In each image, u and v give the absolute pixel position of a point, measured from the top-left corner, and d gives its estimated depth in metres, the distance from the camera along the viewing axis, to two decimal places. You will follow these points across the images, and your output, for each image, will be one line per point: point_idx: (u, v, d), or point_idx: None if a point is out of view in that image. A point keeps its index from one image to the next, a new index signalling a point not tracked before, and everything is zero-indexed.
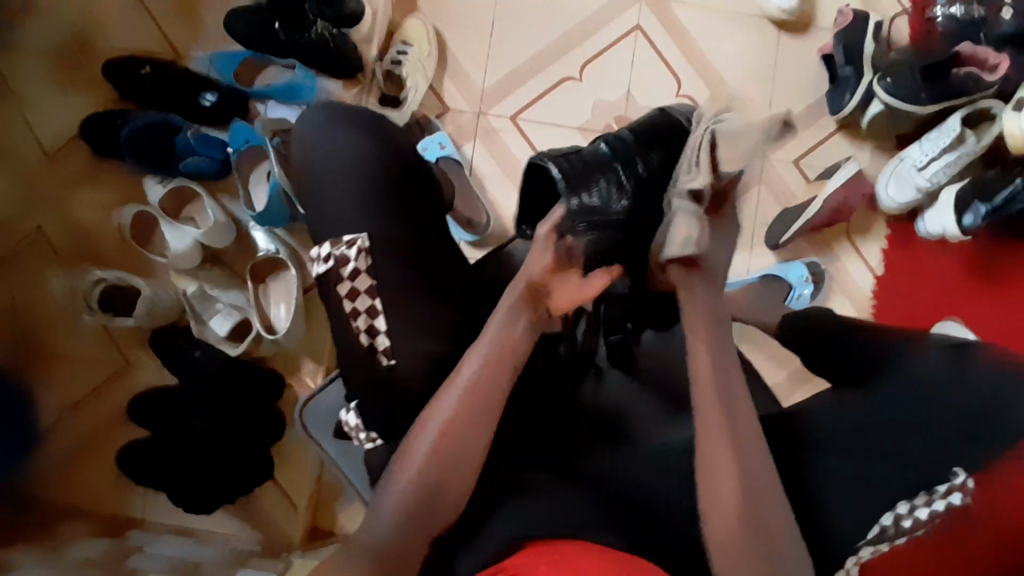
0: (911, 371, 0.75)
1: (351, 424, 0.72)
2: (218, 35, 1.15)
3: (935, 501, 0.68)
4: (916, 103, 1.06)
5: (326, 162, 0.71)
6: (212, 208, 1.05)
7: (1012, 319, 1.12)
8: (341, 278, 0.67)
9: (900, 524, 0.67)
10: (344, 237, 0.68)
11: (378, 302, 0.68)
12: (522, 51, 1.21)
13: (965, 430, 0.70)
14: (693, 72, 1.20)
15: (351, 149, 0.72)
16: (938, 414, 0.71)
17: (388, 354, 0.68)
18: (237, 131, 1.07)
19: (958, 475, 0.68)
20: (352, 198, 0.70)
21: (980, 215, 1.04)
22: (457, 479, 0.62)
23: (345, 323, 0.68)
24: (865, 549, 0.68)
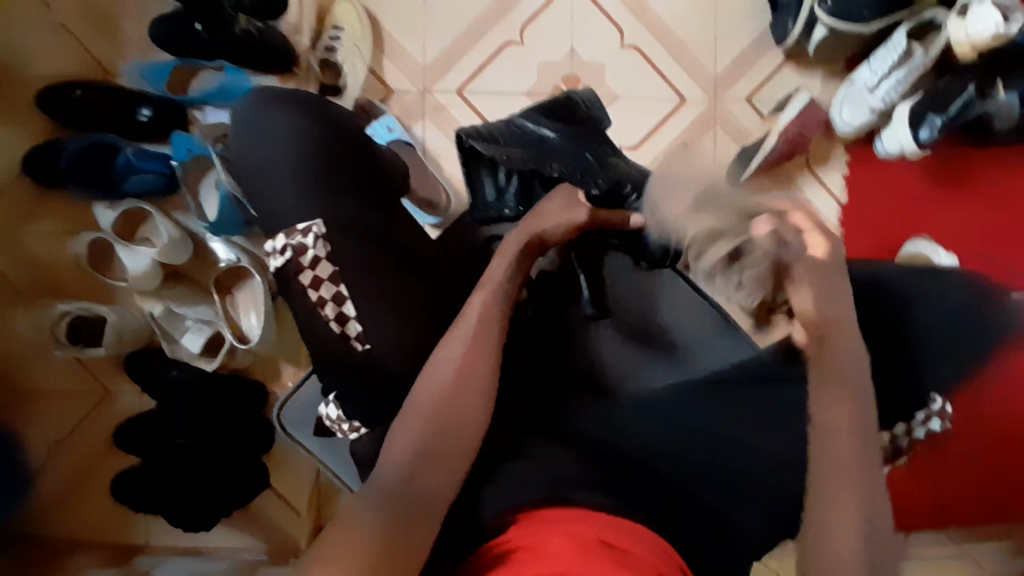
0: (894, 291, 0.75)
1: (333, 416, 0.73)
2: (144, 45, 1.11)
3: (916, 429, 0.74)
4: (860, 22, 1.04)
5: (266, 152, 0.70)
6: (163, 224, 1.03)
7: (980, 224, 1.13)
8: (302, 268, 0.67)
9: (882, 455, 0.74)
10: (299, 225, 0.68)
11: (342, 287, 0.67)
12: (459, 20, 1.17)
13: (939, 346, 0.75)
14: (634, 19, 1.18)
15: (284, 129, 0.71)
16: (925, 333, 0.75)
17: (361, 339, 0.67)
18: (178, 142, 1.04)
19: (936, 402, 0.74)
20: (292, 181, 0.69)
21: (936, 128, 1.03)
22: (465, 428, 0.61)
23: (312, 314, 0.68)
24: None
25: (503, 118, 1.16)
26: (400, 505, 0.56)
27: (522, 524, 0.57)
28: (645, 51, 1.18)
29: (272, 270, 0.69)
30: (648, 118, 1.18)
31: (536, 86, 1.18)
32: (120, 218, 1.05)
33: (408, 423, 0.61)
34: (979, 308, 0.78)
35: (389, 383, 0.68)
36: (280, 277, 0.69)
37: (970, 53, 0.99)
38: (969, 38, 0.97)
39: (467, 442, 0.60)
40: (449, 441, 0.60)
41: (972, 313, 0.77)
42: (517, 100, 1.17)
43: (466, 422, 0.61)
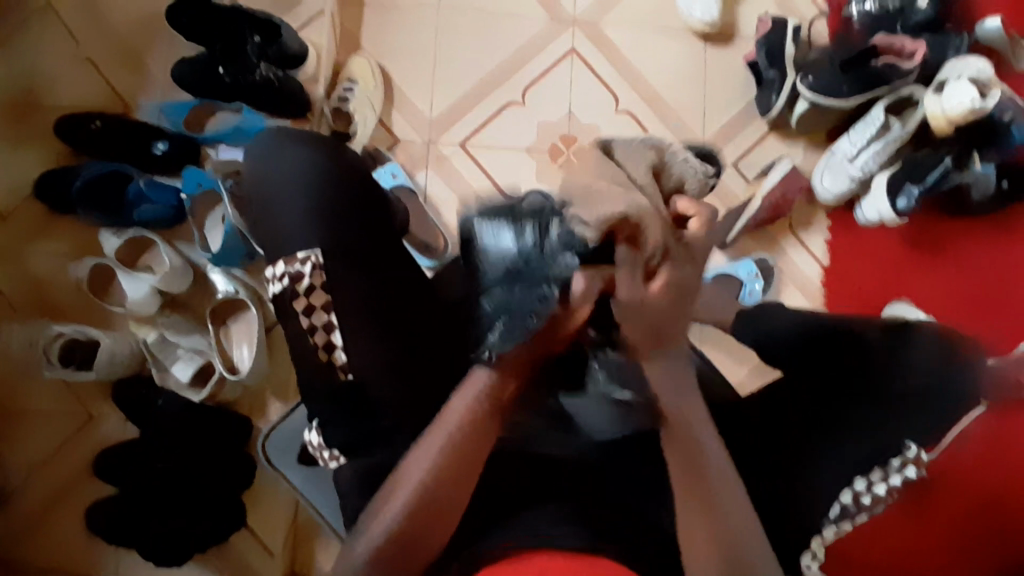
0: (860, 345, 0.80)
1: (314, 442, 0.72)
2: (166, 85, 1.17)
3: (891, 476, 0.72)
4: (839, 95, 1.13)
5: (279, 175, 0.73)
6: (166, 252, 1.06)
7: (960, 295, 1.17)
8: (297, 295, 0.68)
9: (859, 501, 0.72)
10: (298, 254, 0.69)
11: (334, 317, 0.69)
12: (466, 79, 1.25)
13: (915, 392, 0.75)
14: (628, 87, 1.26)
15: (297, 166, 0.73)
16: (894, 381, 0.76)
17: (345, 369, 0.69)
18: (189, 175, 1.07)
19: (910, 448, 0.72)
20: (302, 210, 0.71)
21: (912, 198, 1.11)
22: (440, 528, 0.60)
23: (301, 339, 0.69)
24: (829, 528, 0.72)
25: (502, 172, 1.23)
26: (389, 563, 0.58)
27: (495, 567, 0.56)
28: (639, 116, 1.26)
29: (268, 293, 0.70)
30: None
31: (535, 144, 1.24)
32: (125, 246, 1.09)
33: (383, 509, 0.59)
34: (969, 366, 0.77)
35: (377, 407, 0.69)
36: (277, 302, 0.70)
37: (946, 127, 1.07)
38: (944, 113, 1.06)
39: (448, 502, 0.59)
40: (426, 524, 0.59)
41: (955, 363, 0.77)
42: (517, 154, 1.24)
43: (451, 492, 0.59)
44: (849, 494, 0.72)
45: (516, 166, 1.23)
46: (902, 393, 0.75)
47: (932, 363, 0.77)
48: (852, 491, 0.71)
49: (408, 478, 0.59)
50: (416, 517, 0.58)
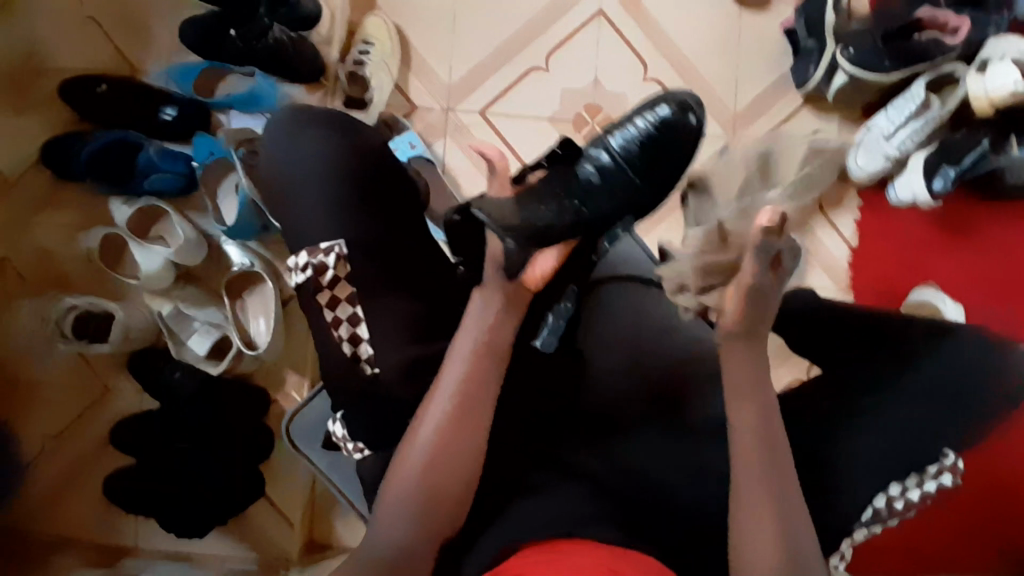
0: (891, 343, 0.75)
1: (339, 434, 0.73)
2: (172, 45, 1.11)
3: (927, 482, 0.69)
4: (880, 70, 1.08)
5: (292, 169, 0.70)
6: (180, 224, 1.02)
7: (996, 284, 1.13)
8: (320, 288, 0.67)
9: (892, 505, 0.69)
10: (321, 245, 0.68)
11: (358, 309, 0.68)
12: (487, 43, 1.19)
13: (950, 396, 0.72)
14: (657, 53, 1.20)
15: (314, 155, 0.70)
16: (930, 382, 0.73)
17: (371, 362, 0.68)
18: (200, 144, 1.05)
19: (947, 455, 0.70)
20: (323, 203, 0.69)
21: (949, 179, 1.06)
22: (449, 495, 0.60)
23: (326, 332, 0.68)
24: (860, 531, 0.70)
25: (523, 144, 1.18)
26: (407, 535, 0.59)
27: (523, 555, 0.55)
28: (668, 86, 1.20)
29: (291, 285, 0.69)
30: None
31: (557, 113, 1.19)
32: (135, 215, 1.05)
33: (397, 477, 0.60)
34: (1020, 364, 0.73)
35: (402, 402, 0.68)
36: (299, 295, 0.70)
37: (987, 108, 1.02)
38: (987, 94, 1.00)
39: (460, 473, 0.61)
40: (447, 496, 0.60)
41: (997, 363, 0.73)
42: (539, 125, 1.19)
43: (463, 460, 0.61)
44: (882, 499, 0.69)
45: (538, 138, 1.19)
46: (938, 398, 0.72)
47: (978, 364, 0.73)
48: (887, 498, 0.69)
49: (416, 441, 0.61)
50: (431, 483, 0.60)
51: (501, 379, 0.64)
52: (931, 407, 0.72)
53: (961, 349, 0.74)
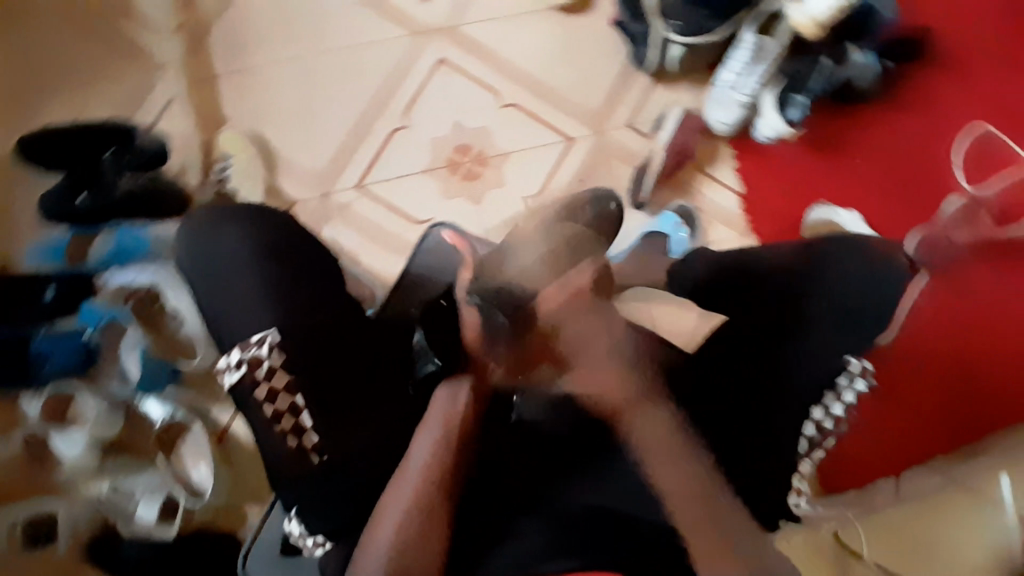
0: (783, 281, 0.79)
1: (297, 533, 0.70)
2: (31, 223, 1.10)
3: (843, 394, 0.74)
4: (708, 32, 1.14)
5: (221, 271, 0.74)
6: (88, 398, 1.02)
7: (874, 193, 1.26)
8: (257, 382, 0.68)
9: (822, 426, 0.74)
10: (252, 338, 0.69)
11: (298, 398, 0.69)
12: (342, 120, 1.20)
13: (840, 308, 0.77)
14: (506, 79, 1.24)
15: (238, 250, 0.75)
16: (820, 302, 0.77)
17: (318, 450, 0.68)
18: (87, 312, 1.02)
19: (852, 363, 0.74)
20: (256, 287, 0.73)
21: (801, 106, 1.16)
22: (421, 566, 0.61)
23: (270, 428, 0.68)
24: (806, 464, 0.73)
25: (408, 202, 1.20)
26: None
27: None
28: (528, 106, 1.24)
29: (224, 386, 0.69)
30: (544, 166, 1.23)
31: (431, 164, 1.21)
32: (46, 406, 1.02)
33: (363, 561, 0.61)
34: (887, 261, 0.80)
35: (351, 499, 0.69)
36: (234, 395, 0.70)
37: (817, 31, 1.09)
38: (810, 18, 1.07)
39: (436, 534, 0.63)
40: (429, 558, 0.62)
41: (868, 268, 0.79)
42: (416, 179, 1.21)
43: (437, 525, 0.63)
44: (811, 425, 0.73)
45: (420, 192, 1.20)
46: (832, 315, 0.77)
47: (856, 269, 0.79)
48: (815, 424, 0.73)
49: (382, 525, 0.63)
50: (408, 554, 0.61)
51: (466, 454, 0.68)
52: (824, 326, 0.76)
53: (825, 263, 0.79)
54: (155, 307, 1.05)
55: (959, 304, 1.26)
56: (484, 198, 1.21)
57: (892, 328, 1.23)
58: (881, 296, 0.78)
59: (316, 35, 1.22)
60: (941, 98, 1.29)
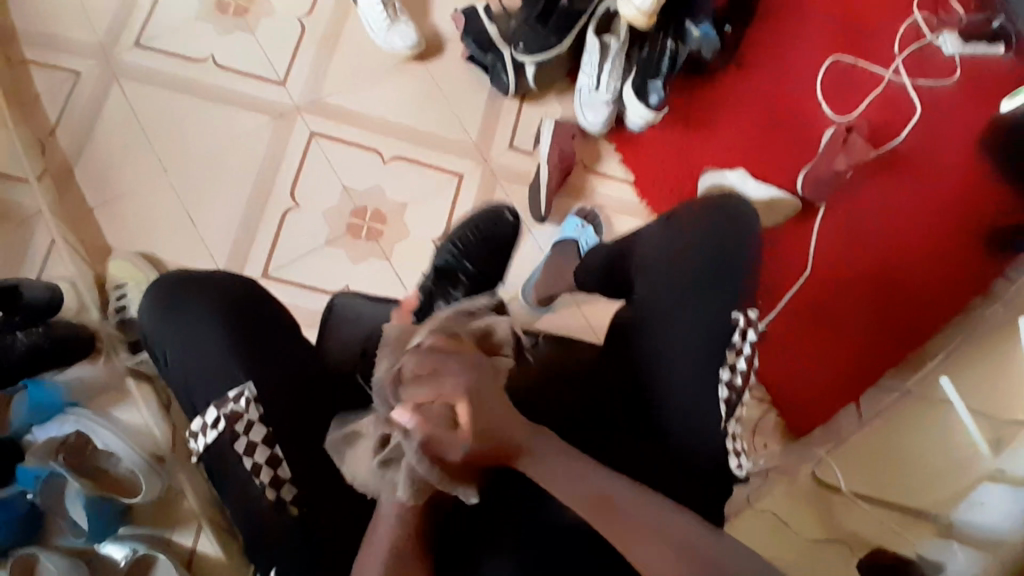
0: (654, 257, 0.81)
1: None
2: None
3: (741, 349, 0.75)
4: (551, 46, 1.20)
5: (191, 346, 0.75)
6: (47, 557, 0.96)
7: (744, 145, 1.33)
8: (236, 435, 0.71)
9: (734, 385, 0.74)
10: (230, 394, 0.73)
11: (277, 449, 0.72)
12: (232, 218, 1.21)
13: (713, 265, 0.77)
14: (379, 136, 1.27)
15: (203, 327, 0.75)
16: (691, 266, 0.78)
17: (296, 501, 0.72)
18: (22, 474, 0.98)
19: (738, 318, 0.75)
20: (225, 357, 0.74)
21: (659, 90, 1.22)
22: None
23: (250, 481, 0.71)
24: (731, 426, 0.75)
25: (319, 277, 1.21)
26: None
27: None
28: (409, 155, 1.27)
29: (202, 446, 0.72)
30: (441, 207, 1.25)
31: (331, 235, 1.22)
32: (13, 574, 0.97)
33: None
34: (750, 212, 0.81)
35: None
36: (210, 454, 0.73)
37: (647, 21, 1.18)
38: (637, 9, 1.16)
39: None
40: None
41: (728, 220, 0.80)
42: (321, 253, 1.22)
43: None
44: (725, 387, 0.74)
45: (328, 264, 1.21)
46: (710, 274, 0.77)
47: (720, 222, 0.80)
48: (726, 385, 0.73)
49: None
50: None
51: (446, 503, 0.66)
52: (703, 290, 0.77)
53: (688, 232, 0.80)
54: (87, 449, 1.05)
55: (846, 228, 1.33)
56: (391, 253, 1.23)
57: (789, 268, 1.31)
58: (749, 248, 0.79)
59: (184, 143, 1.23)
60: (783, 48, 1.38)
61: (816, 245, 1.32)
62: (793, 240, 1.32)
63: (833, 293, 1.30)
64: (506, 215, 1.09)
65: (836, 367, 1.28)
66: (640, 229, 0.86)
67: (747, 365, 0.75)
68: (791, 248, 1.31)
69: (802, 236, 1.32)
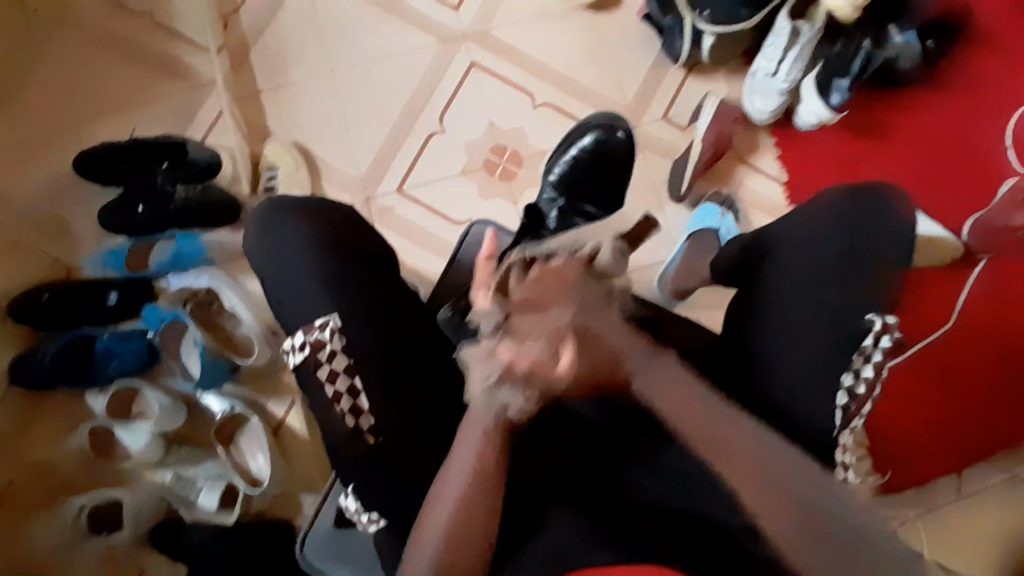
0: (792, 242, 0.76)
1: (352, 507, 0.73)
2: (95, 235, 1.19)
3: (871, 355, 0.70)
4: (739, 20, 1.12)
5: (283, 258, 0.78)
6: (152, 394, 1.08)
7: (914, 165, 1.21)
8: (319, 363, 0.72)
9: (855, 394, 0.70)
10: (316, 322, 0.74)
11: (357, 380, 0.73)
12: (382, 127, 1.25)
13: (853, 261, 0.73)
14: (535, 80, 1.26)
15: (298, 240, 0.78)
16: (828, 257, 0.73)
17: (372, 431, 0.72)
18: (148, 314, 1.09)
19: (874, 321, 0.70)
20: (312, 274, 0.76)
21: (845, 90, 1.14)
22: (468, 554, 0.63)
23: (329, 408, 0.72)
24: (845, 435, 0.71)
25: (447, 203, 1.23)
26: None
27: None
28: (558, 105, 1.25)
29: (290, 365, 0.74)
30: None
31: (468, 166, 1.24)
32: (111, 401, 1.10)
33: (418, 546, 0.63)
34: (893, 216, 0.75)
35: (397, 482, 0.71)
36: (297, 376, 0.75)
37: (852, 14, 1.07)
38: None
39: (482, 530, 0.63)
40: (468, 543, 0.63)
41: (876, 215, 0.75)
42: (454, 181, 1.24)
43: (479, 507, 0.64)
44: (844, 394, 0.70)
45: (458, 193, 1.23)
46: (848, 271, 0.73)
47: (870, 217, 0.74)
48: (846, 392, 0.70)
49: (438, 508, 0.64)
50: (456, 546, 0.63)
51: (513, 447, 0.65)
52: (835, 288, 0.72)
53: (828, 223, 0.74)
54: (213, 308, 1.12)
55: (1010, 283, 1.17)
56: (519, 197, 1.23)
57: (934, 311, 1.17)
58: (888, 254, 0.73)
59: (352, 48, 1.27)
60: (992, 74, 1.23)
61: (971, 292, 1.17)
62: (942, 284, 1.18)
63: (978, 348, 1.16)
64: (619, 133, 1.06)
65: (963, 425, 1.14)
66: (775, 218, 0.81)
67: (875, 373, 0.70)
68: (940, 291, 1.17)
69: (954, 282, 1.18)
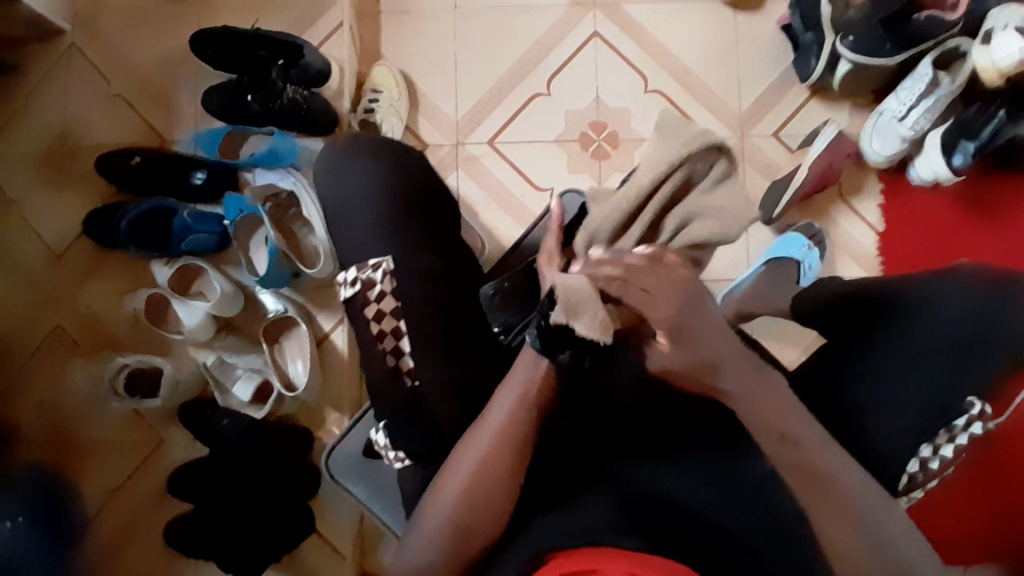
0: (912, 309, 0.77)
1: (381, 443, 0.73)
2: (197, 114, 1.23)
3: (957, 436, 0.72)
4: (882, 56, 1.07)
5: (340, 197, 0.76)
6: (218, 279, 1.11)
7: None
8: (367, 301, 0.72)
9: (926, 466, 0.72)
10: (369, 261, 0.73)
11: (402, 323, 0.72)
12: (489, 75, 1.24)
13: (963, 345, 0.74)
14: (654, 64, 1.22)
15: (360, 180, 0.77)
16: (940, 334, 0.75)
17: (412, 374, 0.72)
18: (229, 203, 1.10)
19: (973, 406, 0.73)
20: (368, 219, 0.75)
21: (969, 154, 1.06)
22: (485, 520, 0.62)
23: (372, 346, 0.72)
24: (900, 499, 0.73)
25: (533, 166, 1.22)
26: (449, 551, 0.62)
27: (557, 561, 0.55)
28: (670, 96, 1.21)
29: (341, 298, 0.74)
30: None
31: (563, 135, 1.22)
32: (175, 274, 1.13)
33: (436, 505, 0.63)
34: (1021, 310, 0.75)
35: (435, 428, 0.71)
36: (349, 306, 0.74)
37: (996, 79, 1.01)
38: (994, 65, 0.99)
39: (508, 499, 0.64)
40: (481, 515, 0.62)
41: (1003, 308, 0.75)
42: (546, 147, 1.22)
43: (494, 483, 0.62)
44: (917, 462, 0.72)
45: (547, 160, 1.22)
46: (953, 353, 0.74)
47: (998, 308, 0.75)
48: (921, 461, 0.71)
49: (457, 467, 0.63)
50: (474, 517, 0.62)
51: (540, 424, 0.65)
52: (948, 365, 0.74)
53: (965, 299, 0.75)
54: (289, 212, 1.14)
55: None
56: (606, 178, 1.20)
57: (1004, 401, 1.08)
58: (1005, 346, 0.75)
59: None
60: None
61: None
62: None
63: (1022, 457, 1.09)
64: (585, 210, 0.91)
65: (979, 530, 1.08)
66: (891, 278, 0.81)
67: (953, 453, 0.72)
68: None
69: None
